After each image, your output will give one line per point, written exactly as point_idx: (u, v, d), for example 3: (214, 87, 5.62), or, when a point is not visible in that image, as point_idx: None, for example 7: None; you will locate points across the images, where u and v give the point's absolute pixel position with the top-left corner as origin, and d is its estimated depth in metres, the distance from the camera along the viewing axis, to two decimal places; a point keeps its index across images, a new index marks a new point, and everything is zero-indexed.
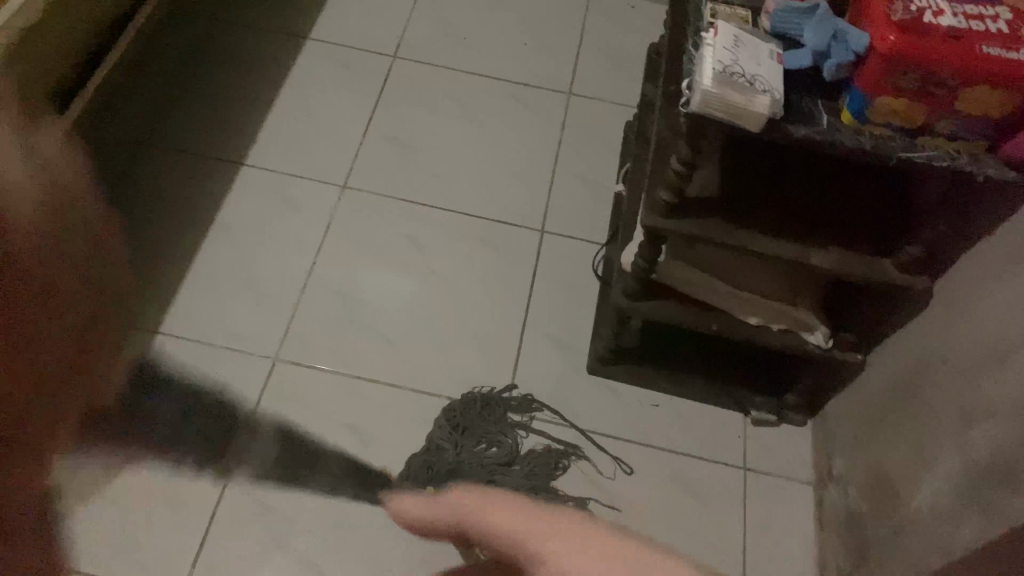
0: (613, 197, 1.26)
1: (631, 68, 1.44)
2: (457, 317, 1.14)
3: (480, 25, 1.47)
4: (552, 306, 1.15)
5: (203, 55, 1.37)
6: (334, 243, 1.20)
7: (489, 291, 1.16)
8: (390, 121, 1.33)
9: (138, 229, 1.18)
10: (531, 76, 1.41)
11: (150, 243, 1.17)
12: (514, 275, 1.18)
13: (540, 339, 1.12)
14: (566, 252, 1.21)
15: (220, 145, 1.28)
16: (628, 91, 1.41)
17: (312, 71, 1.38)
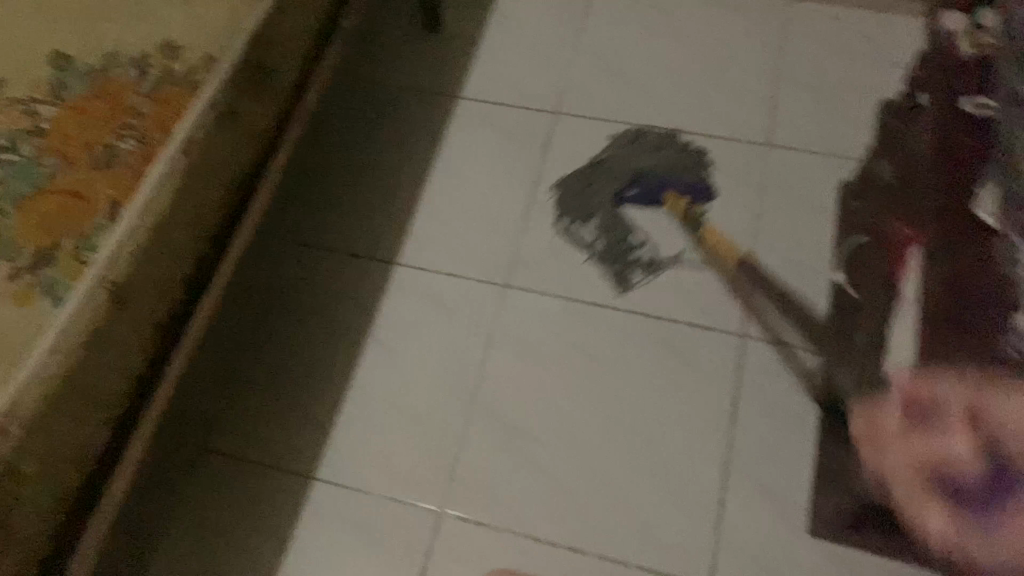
0: (830, 288, 1.05)
1: (849, 103, 1.20)
2: (647, 443, 1.00)
3: (656, 60, 1.27)
4: (758, 439, 0.99)
5: (353, 125, 1.27)
6: (498, 359, 1.07)
7: (682, 419, 1.01)
8: (559, 192, 1.18)
9: (292, 350, 1.09)
10: (722, 121, 1.20)
11: (306, 365, 1.08)
12: (711, 398, 1.02)
13: (752, 473, 0.97)
14: (773, 364, 1.02)
15: (369, 235, 1.18)
16: (845, 137, 1.17)
17: (471, 135, 1.25)
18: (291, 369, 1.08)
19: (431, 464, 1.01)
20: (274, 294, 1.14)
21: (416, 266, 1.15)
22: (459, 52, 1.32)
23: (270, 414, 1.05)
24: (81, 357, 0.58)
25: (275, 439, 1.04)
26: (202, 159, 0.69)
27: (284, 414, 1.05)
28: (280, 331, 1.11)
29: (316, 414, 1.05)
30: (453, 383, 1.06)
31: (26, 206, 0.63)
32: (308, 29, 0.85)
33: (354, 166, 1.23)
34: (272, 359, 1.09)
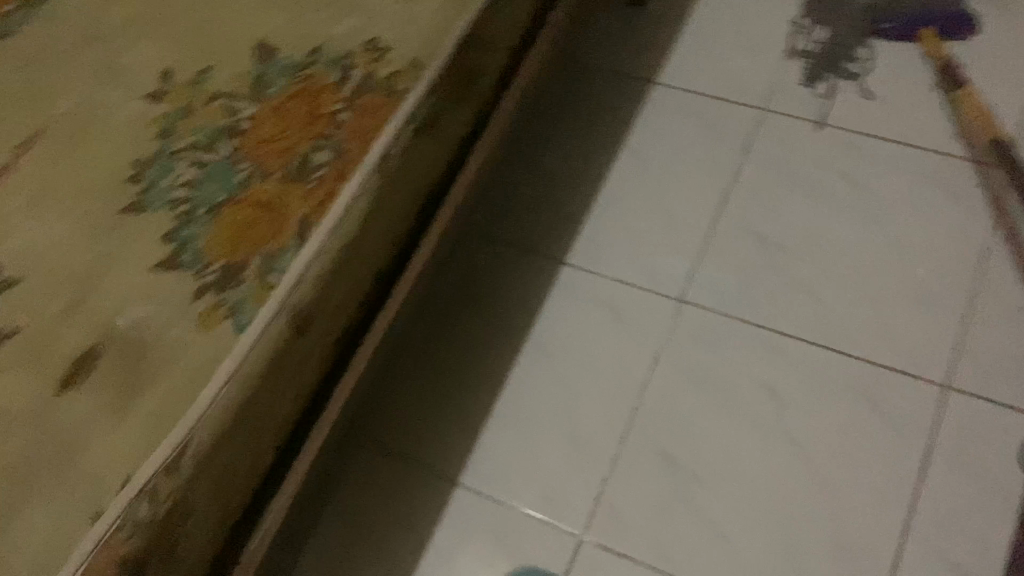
0: None
1: None
2: (832, 484, 0.93)
3: (886, 66, 1.19)
4: (955, 516, 0.89)
5: (547, 106, 1.24)
6: (662, 382, 1.01)
7: (865, 480, 0.93)
8: (765, 198, 1.11)
9: (455, 342, 1.08)
10: (957, 145, 1.11)
11: (467, 360, 1.07)
12: (901, 464, 0.93)
13: (953, 540, 0.88)
14: (986, 433, 0.93)
15: (557, 220, 1.15)
16: None
17: (673, 126, 1.20)
18: (467, 352, 1.07)
19: (584, 479, 0.97)
20: (456, 274, 1.12)
21: (601, 256, 1.11)
22: (666, 40, 1.28)
23: (445, 396, 1.05)
24: (255, 388, 0.58)
25: (448, 421, 1.03)
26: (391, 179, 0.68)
27: (458, 397, 1.04)
28: (447, 321, 1.10)
29: (489, 401, 1.03)
30: (622, 386, 1.02)
31: (221, 215, 0.61)
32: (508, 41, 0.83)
33: (545, 149, 1.21)
34: (434, 348, 1.08)
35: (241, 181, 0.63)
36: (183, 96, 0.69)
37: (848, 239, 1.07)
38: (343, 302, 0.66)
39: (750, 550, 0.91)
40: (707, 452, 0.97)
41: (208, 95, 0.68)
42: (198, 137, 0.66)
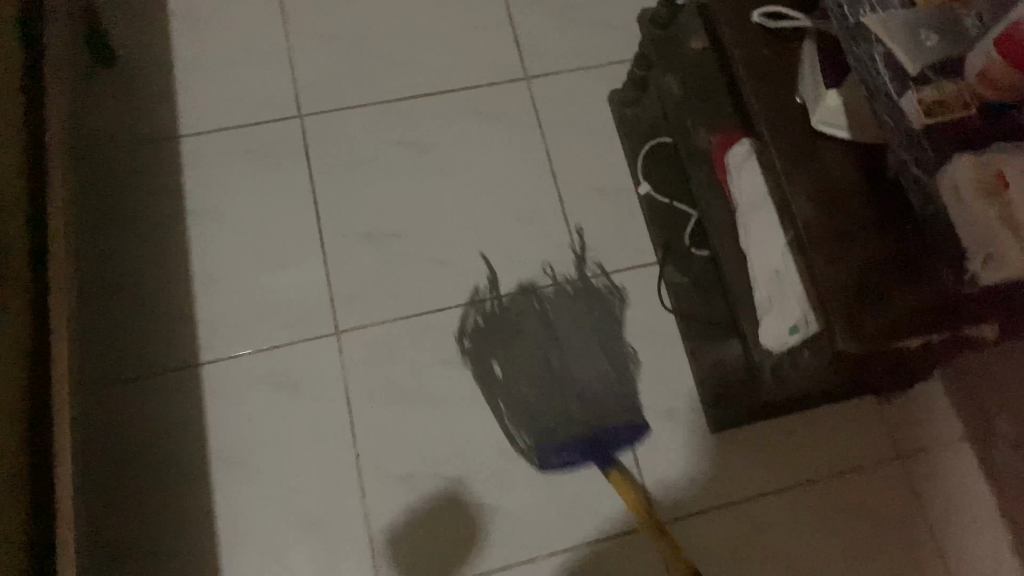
0: (640, 202, 1.19)
1: (579, 25, 1.31)
2: (538, 396, 1.09)
3: (380, 25, 1.28)
4: (627, 360, 1.11)
5: (83, 200, 1.14)
6: (362, 398, 1.08)
7: (555, 377, 1.10)
8: (354, 193, 1.18)
9: (139, 486, 1.01)
10: (474, 73, 1.27)
11: (162, 495, 1.01)
12: (572, 348, 1.12)
13: (635, 376, 1.11)
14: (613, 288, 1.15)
15: (166, 311, 1.10)
16: (589, 59, 1.29)
17: (227, 164, 1.18)
18: (155, 484, 1.01)
19: (345, 516, 1.02)
20: (96, 418, 1.03)
21: (235, 321, 1.10)
22: (163, 80, 1.22)
23: (159, 537, 0.99)
24: None
25: (178, 557, 0.99)
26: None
27: (173, 531, 1.00)
28: (117, 471, 1.01)
29: (207, 514, 1.01)
30: (329, 424, 1.06)
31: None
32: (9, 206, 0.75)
33: (104, 245, 1.12)
34: (124, 503, 1.00)
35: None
36: None
37: (437, 195, 1.19)
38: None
39: (506, 485, 1.04)
40: (436, 435, 1.06)
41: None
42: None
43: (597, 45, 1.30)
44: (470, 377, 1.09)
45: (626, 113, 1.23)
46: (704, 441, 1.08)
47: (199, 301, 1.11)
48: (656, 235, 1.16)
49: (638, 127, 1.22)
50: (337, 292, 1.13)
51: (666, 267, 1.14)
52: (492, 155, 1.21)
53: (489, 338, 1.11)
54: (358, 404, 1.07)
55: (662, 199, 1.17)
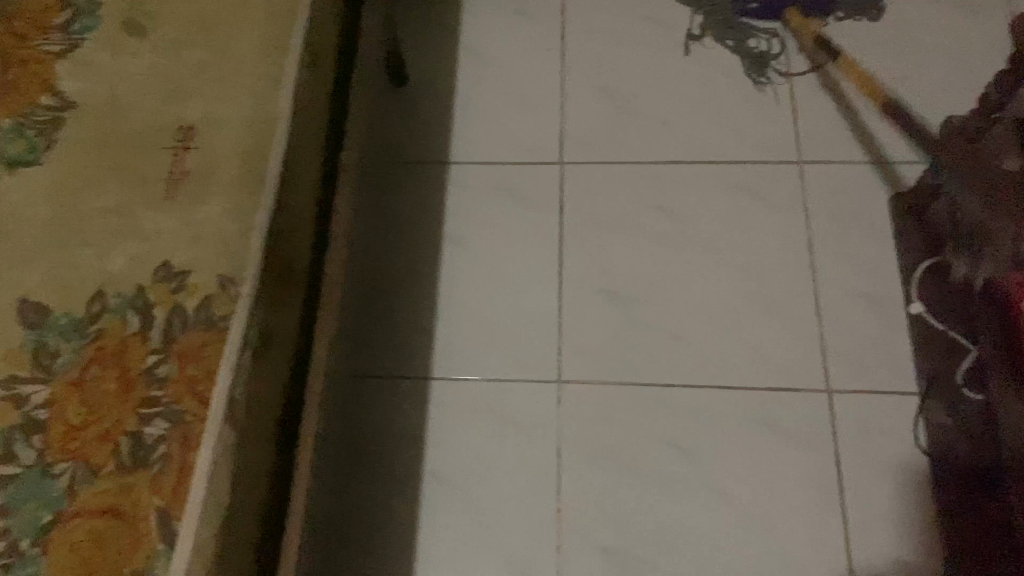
0: (909, 319, 1.10)
1: (865, 115, 1.24)
2: (753, 496, 1.03)
3: (656, 85, 1.29)
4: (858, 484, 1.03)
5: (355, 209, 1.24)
6: (573, 453, 1.07)
7: (777, 482, 1.04)
8: (602, 248, 1.19)
9: (355, 484, 1.08)
10: (743, 148, 1.24)
11: (374, 498, 1.07)
12: (800, 456, 1.05)
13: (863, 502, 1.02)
14: (856, 404, 1.07)
15: (409, 326, 1.16)
16: (869, 150, 1.21)
17: (487, 199, 1.24)
18: (369, 486, 1.08)
19: (538, 565, 1.02)
20: (330, 412, 1.12)
21: (466, 351, 1.14)
22: (444, 110, 1.31)
23: (361, 537, 1.05)
24: None
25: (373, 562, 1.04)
26: (253, 402, 0.63)
27: (375, 535, 1.05)
28: (339, 466, 1.09)
29: (406, 528, 1.05)
30: (536, 470, 1.07)
31: (57, 530, 0.57)
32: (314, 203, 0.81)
33: (367, 253, 1.22)
34: (340, 497, 1.07)
35: (78, 488, 0.59)
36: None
37: (685, 266, 1.16)
38: (254, 498, 0.63)
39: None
40: (641, 513, 1.04)
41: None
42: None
43: (881, 137, 1.22)
44: (685, 464, 1.06)
45: (905, 217, 1.14)
46: None
47: (438, 323, 1.16)
48: (926, 363, 1.06)
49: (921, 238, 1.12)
50: (566, 341, 1.14)
51: (929, 402, 1.05)
52: (748, 235, 1.18)
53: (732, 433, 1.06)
54: (568, 458, 1.07)
55: (933, 321, 1.06)
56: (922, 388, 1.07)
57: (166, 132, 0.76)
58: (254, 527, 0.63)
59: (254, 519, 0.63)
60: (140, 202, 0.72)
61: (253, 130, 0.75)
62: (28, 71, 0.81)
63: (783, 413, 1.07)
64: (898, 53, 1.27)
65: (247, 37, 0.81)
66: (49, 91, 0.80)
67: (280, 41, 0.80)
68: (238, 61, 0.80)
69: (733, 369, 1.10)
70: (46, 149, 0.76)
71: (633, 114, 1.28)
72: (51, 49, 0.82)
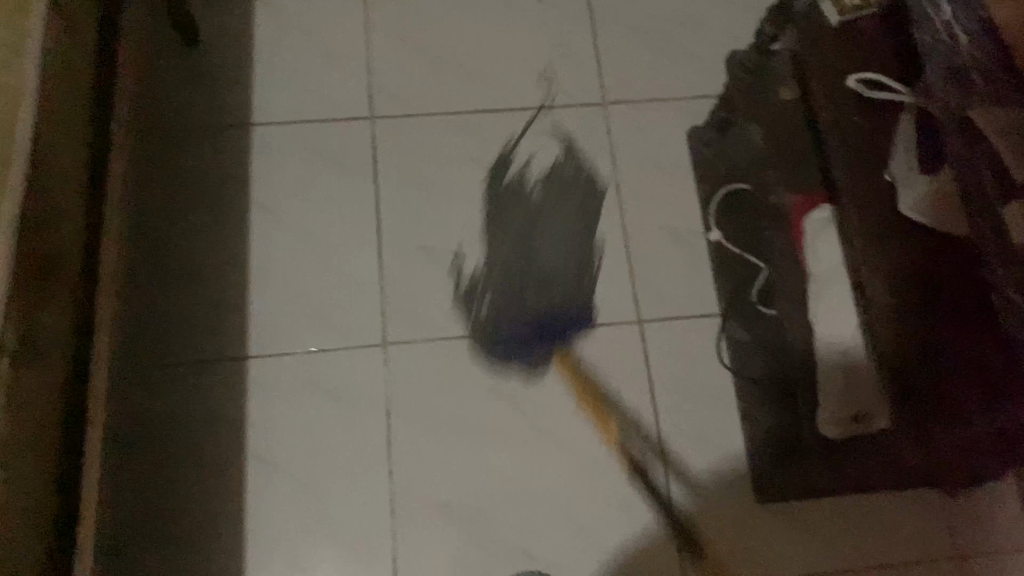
0: (712, 249, 1.16)
1: (663, 54, 1.27)
2: (579, 435, 1.07)
3: (461, 32, 1.27)
4: (674, 410, 1.08)
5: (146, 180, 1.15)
6: (401, 415, 1.06)
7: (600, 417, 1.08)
8: (416, 203, 1.16)
9: (169, 475, 1.02)
10: (550, 92, 1.24)
11: (192, 487, 1.02)
12: (620, 389, 1.09)
13: (678, 426, 1.08)
14: (669, 334, 1.12)
15: (217, 303, 1.10)
16: (668, 88, 1.25)
17: (293, 163, 1.18)
18: (185, 475, 1.02)
19: (372, 532, 1.01)
20: (135, 403, 1.04)
21: (282, 323, 1.09)
22: (239, 68, 1.22)
23: (184, 529, 1.00)
24: None
25: (199, 554, 0.99)
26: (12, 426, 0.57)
27: (199, 525, 1.00)
28: (150, 458, 1.02)
29: (233, 513, 1.01)
30: (365, 436, 1.05)
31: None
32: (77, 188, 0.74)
33: (163, 227, 1.13)
34: (153, 490, 1.01)
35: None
36: None
37: (499, 216, 1.16)
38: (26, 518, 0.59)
39: (536, 523, 1.02)
40: (472, 466, 1.04)
41: None
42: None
43: (678, 74, 1.26)
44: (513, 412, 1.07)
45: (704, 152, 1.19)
46: (740, 501, 1.05)
47: (248, 297, 1.10)
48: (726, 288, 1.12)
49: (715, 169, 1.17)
50: (388, 303, 1.11)
51: (729, 324, 1.11)
52: (559, 180, 1.19)
53: (555, 375, 1.09)
54: (398, 421, 1.06)
55: (730, 247, 1.12)
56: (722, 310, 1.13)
57: None
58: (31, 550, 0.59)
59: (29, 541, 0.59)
60: None
61: None
62: None
63: (601, 350, 1.11)
64: None
65: None
66: None
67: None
68: None
69: (549, 303, 1.12)
70: None
71: (439, 63, 1.25)
72: None
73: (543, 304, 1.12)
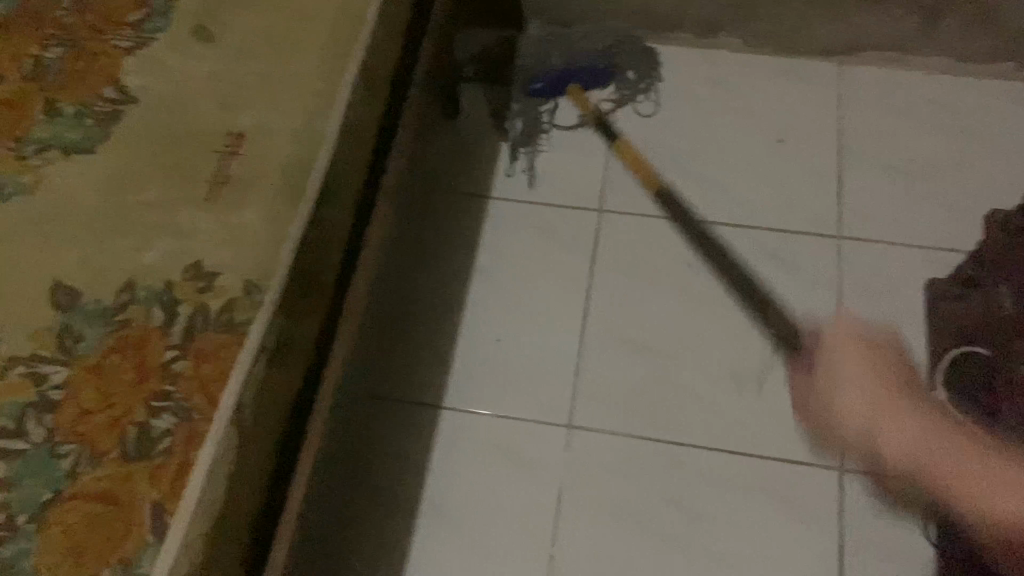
0: None
1: (914, 197, 1.23)
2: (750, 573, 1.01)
3: (706, 142, 1.30)
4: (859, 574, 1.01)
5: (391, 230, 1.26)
6: (573, 501, 1.07)
7: (776, 563, 1.02)
8: (630, 299, 1.19)
9: (353, 501, 1.08)
10: (785, 216, 1.23)
11: (369, 516, 1.07)
12: (805, 539, 1.03)
13: None
14: (870, 491, 1.05)
15: (428, 353, 1.17)
16: (914, 232, 1.20)
17: (522, 239, 1.24)
18: (364, 505, 1.08)
19: None
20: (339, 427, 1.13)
21: (481, 385, 1.14)
22: (488, 144, 1.33)
23: (356, 560, 1.05)
24: None
25: None
26: (256, 415, 0.65)
27: (370, 560, 1.05)
28: (340, 481, 1.10)
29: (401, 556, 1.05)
30: (533, 511, 1.07)
31: (52, 513, 0.59)
32: (345, 231, 0.84)
33: (396, 274, 1.23)
34: (336, 512, 1.08)
35: (82, 469, 0.61)
36: (17, 387, 0.64)
37: (709, 330, 1.16)
38: (239, 509, 0.65)
39: None
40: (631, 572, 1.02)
41: (24, 366, 0.65)
42: (6, 415, 0.63)
43: (928, 221, 1.21)
44: (685, 530, 1.04)
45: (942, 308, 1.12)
46: None
47: (456, 353, 1.17)
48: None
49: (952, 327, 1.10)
50: (582, 390, 1.13)
51: None
52: (779, 305, 1.17)
53: (734, 504, 1.05)
54: (569, 507, 1.06)
55: None
56: None
57: (216, 136, 0.77)
58: (237, 534, 0.66)
59: (237, 526, 0.66)
60: (180, 200, 0.73)
61: (298, 146, 0.76)
62: (96, 63, 0.83)
63: (793, 489, 1.05)
64: (953, 139, 1.26)
65: (308, 58, 0.81)
66: (113, 83, 0.81)
67: (336, 65, 0.81)
68: (295, 78, 0.80)
69: (741, 429, 1.09)
70: (101, 141, 0.78)
71: (680, 167, 1.28)
72: (120, 46, 0.83)
73: (737, 428, 1.09)
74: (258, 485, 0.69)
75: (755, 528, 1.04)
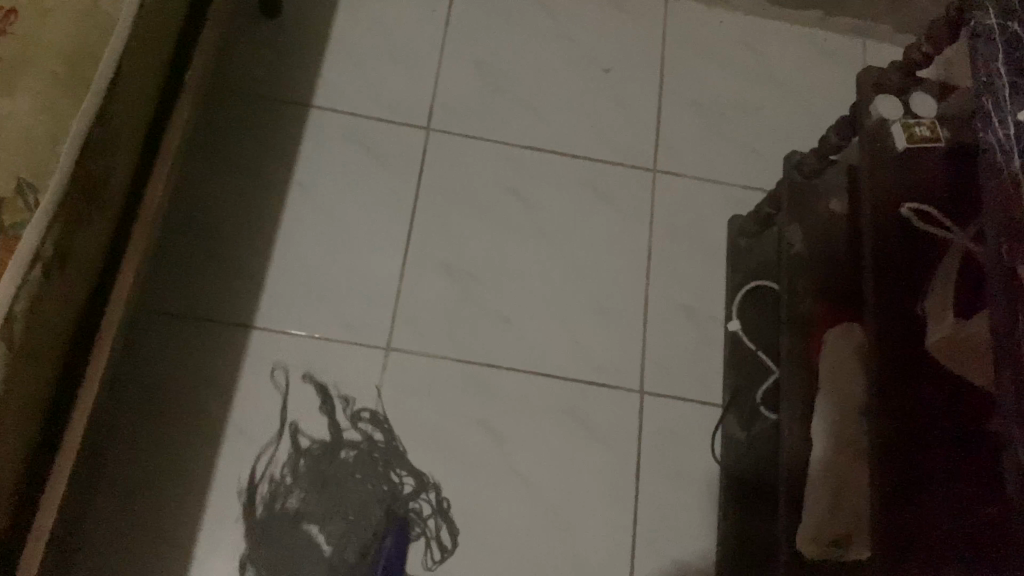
0: (725, 336, 1.16)
1: (722, 137, 1.29)
2: (555, 486, 1.07)
3: (535, 67, 1.29)
4: (651, 483, 1.09)
5: (196, 138, 1.16)
6: (387, 423, 1.06)
7: (581, 476, 1.08)
8: (451, 223, 1.17)
9: (150, 425, 1.02)
10: (606, 147, 1.26)
11: (169, 439, 1.02)
12: (610, 457, 1.09)
13: (655, 501, 1.08)
14: (670, 413, 1.12)
15: (237, 271, 1.10)
16: (720, 169, 1.27)
17: (342, 156, 1.19)
18: (164, 430, 1.02)
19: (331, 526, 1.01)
20: (132, 346, 1.05)
21: (293, 305, 1.10)
22: (311, 53, 1.24)
23: (152, 497, 0.99)
24: None
25: (162, 507, 0.99)
26: (27, 333, 0.59)
27: (170, 491, 1.00)
28: (136, 405, 1.03)
29: (203, 484, 1.01)
30: (345, 434, 1.05)
31: None
32: (140, 134, 0.76)
33: (203, 188, 1.14)
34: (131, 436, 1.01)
35: None
36: None
37: (528, 256, 1.17)
38: (11, 431, 0.59)
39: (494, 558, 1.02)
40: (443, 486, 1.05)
41: None
42: None
43: (733, 160, 1.28)
44: (495, 448, 1.07)
45: (741, 243, 1.20)
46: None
47: (270, 271, 1.11)
48: (738, 387, 1.12)
49: (748, 263, 1.19)
50: (400, 312, 1.12)
51: (729, 416, 1.11)
52: (596, 235, 1.20)
53: (545, 424, 1.09)
54: (382, 428, 1.06)
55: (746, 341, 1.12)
56: (725, 403, 1.13)
57: None
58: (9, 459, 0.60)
59: (9, 451, 0.60)
60: None
61: (84, 29, 0.67)
62: None
63: (596, 409, 1.11)
64: (760, 84, 1.33)
65: None
66: None
67: None
68: None
69: (554, 353, 1.13)
70: None
71: (506, 91, 1.27)
72: None
73: (550, 351, 1.13)
74: (33, 407, 0.63)
75: (562, 445, 1.09)
